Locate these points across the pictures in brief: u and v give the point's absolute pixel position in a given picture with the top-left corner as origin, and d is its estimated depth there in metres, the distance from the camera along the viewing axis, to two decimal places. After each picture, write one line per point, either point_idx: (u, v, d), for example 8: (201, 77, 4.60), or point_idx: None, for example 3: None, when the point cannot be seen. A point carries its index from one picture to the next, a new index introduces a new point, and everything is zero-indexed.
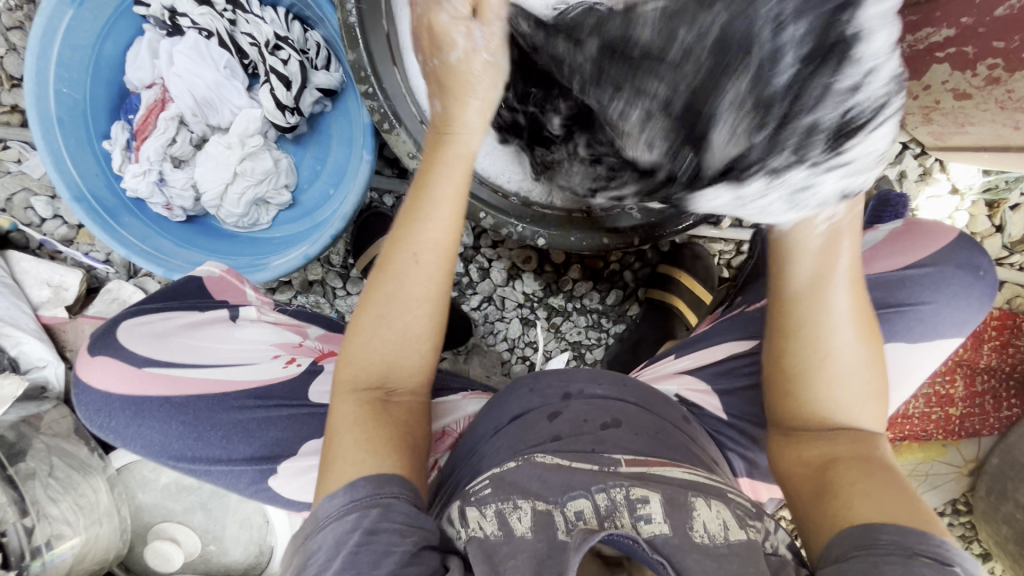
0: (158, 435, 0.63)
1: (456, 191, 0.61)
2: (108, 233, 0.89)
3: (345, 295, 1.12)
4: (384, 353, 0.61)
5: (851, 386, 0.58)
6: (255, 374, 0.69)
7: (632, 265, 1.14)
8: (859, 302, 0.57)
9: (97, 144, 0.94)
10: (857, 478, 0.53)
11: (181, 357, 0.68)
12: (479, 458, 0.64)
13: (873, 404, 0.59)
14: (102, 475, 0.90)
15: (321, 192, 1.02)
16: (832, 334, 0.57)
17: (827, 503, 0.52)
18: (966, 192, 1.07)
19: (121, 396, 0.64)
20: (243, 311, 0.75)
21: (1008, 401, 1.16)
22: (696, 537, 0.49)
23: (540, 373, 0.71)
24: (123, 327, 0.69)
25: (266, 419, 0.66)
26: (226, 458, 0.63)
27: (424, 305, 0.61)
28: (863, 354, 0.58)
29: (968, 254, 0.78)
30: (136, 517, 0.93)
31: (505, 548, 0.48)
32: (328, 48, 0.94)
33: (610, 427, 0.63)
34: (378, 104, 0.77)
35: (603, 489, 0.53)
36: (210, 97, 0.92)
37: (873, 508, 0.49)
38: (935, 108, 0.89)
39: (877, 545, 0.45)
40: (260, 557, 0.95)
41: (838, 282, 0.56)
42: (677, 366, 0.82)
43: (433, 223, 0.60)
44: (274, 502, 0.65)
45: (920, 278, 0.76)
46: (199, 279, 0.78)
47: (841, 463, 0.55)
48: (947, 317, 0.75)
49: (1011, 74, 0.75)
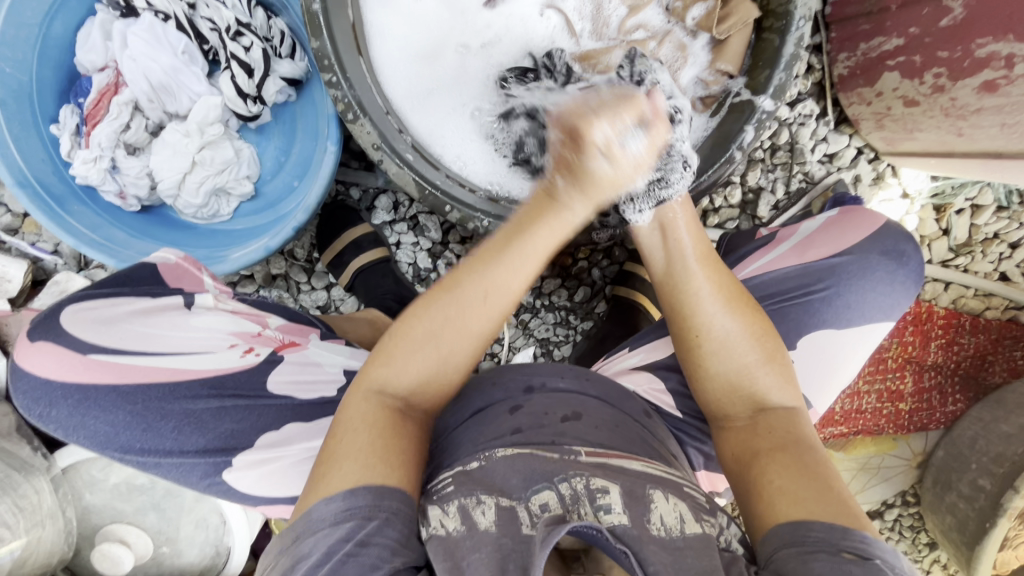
0: (105, 426, 0.57)
1: (541, 255, 0.59)
2: (54, 223, 0.85)
3: (310, 290, 1.11)
4: (422, 367, 0.60)
5: (747, 361, 0.64)
6: (207, 364, 0.63)
7: (599, 263, 1.15)
8: (716, 280, 0.66)
9: (45, 130, 0.90)
10: (778, 469, 0.56)
11: (133, 344, 0.61)
12: (441, 454, 0.64)
13: (771, 370, 0.64)
14: (44, 476, 0.85)
15: (285, 184, 1.00)
16: (712, 325, 0.64)
17: (758, 499, 0.55)
18: (916, 196, 1.13)
19: (64, 383, 0.57)
20: (202, 298, 0.67)
21: (952, 396, 1.22)
22: (653, 528, 0.50)
23: (501, 368, 0.72)
24: (66, 313, 0.60)
25: (219, 412, 0.60)
26: (177, 451, 0.58)
27: (475, 341, 0.60)
28: (753, 342, 0.64)
29: (894, 241, 0.81)
30: (83, 519, 0.89)
31: (467, 543, 0.49)
32: (294, 36, 0.91)
33: (570, 420, 0.63)
34: (343, 93, 0.74)
35: (565, 479, 0.54)
36: (167, 82, 0.88)
37: (796, 505, 0.52)
38: (887, 114, 0.93)
39: (805, 542, 0.48)
40: (216, 558, 0.93)
41: (691, 271, 0.66)
42: (633, 361, 0.83)
43: (513, 270, 0.58)
44: (230, 496, 0.60)
45: (845, 266, 0.79)
46: (152, 265, 0.70)
47: (764, 452, 0.58)
48: (875, 304, 0.78)
49: (954, 83, 0.77)
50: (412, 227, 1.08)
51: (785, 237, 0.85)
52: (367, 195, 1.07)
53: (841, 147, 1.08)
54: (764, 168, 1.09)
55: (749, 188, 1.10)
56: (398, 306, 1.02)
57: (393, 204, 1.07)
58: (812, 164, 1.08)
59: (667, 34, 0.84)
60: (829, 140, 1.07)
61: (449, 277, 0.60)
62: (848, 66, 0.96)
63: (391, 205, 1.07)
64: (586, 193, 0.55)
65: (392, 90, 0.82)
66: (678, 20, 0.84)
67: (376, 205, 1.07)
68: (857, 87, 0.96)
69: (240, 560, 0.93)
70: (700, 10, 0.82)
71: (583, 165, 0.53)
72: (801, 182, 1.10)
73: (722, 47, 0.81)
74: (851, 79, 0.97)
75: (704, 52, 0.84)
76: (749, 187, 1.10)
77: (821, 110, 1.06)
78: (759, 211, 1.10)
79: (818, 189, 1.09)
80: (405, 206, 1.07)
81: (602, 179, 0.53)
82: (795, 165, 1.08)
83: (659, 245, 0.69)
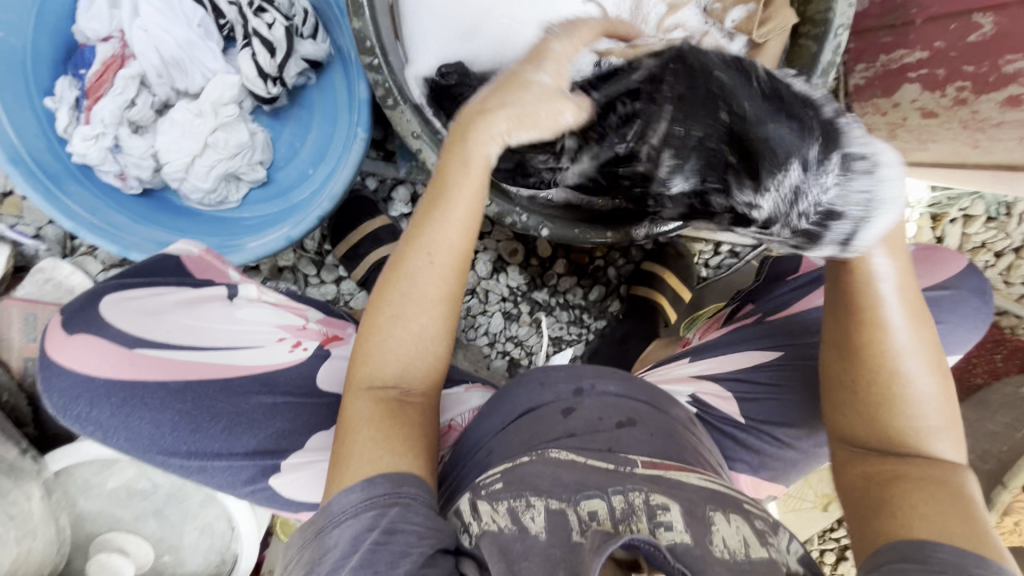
0: (150, 427, 0.54)
1: (472, 200, 0.55)
2: (50, 205, 0.78)
3: (319, 283, 1.05)
4: (405, 350, 0.55)
5: (927, 423, 0.54)
6: (257, 360, 0.62)
7: (614, 262, 1.15)
8: (922, 334, 0.53)
9: (38, 102, 0.82)
10: (919, 498, 0.50)
11: (179, 338, 0.60)
12: (488, 453, 0.61)
13: (949, 435, 0.54)
14: (37, 479, 0.78)
15: (299, 171, 0.95)
16: (908, 380, 0.53)
17: (887, 517, 0.50)
18: (916, 206, 1.16)
19: (108, 381, 0.54)
20: (244, 289, 0.67)
21: None
22: (718, 550, 0.47)
23: (545, 367, 0.68)
24: (107, 302, 0.59)
25: (272, 411, 0.59)
26: (226, 452, 0.56)
27: (439, 306, 0.55)
28: (942, 402, 0.54)
29: (981, 279, 0.75)
30: (76, 526, 0.82)
31: (518, 546, 0.47)
32: (317, 15, 0.86)
33: (625, 426, 0.61)
34: (383, 77, 0.71)
35: (620, 492, 0.51)
36: (180, 57, 0.83)
37: (936, 527, 0.47)
38: (902, 125, 0.94)
39: (930, 562, 0.45)
40: (221, 566, 0.88)
41: (894, 326, 0.52)
42: (692, 370, 0.78)
43: (450, 222, 0.55)
44: (271, 503, 0.58)
45: (940, 300, 0.72)
46: (177, 257, 0.66)
47: (906, 479, 0.52)
48: (958, 339, 0.73)
49: (978, 95, 0.82)
50: None
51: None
52: (384, 185, 1.04)
53: None
54: None
55: None
56: None
57: (410, 197, 1.03)
58: None
59: (705, 34, 0.84)
60: None
61: (393, 261, 0.56)
62: (866, 76, 0.98)
63: (409, 197, 1.03)
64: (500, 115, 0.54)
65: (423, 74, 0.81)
66: (716, 21, 0.85)
67: (394, 197, 1.04)
68: (873, 98, 0.97)
69: (247, 568, 0.88)
70: (740, 13, 0.83)
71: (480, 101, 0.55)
72: None
73: (760, 50, 0.81)
74: (868, 89, 0.98)
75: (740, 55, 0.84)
76: None
77: None
78: None
79: None
80: None
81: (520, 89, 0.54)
82: None
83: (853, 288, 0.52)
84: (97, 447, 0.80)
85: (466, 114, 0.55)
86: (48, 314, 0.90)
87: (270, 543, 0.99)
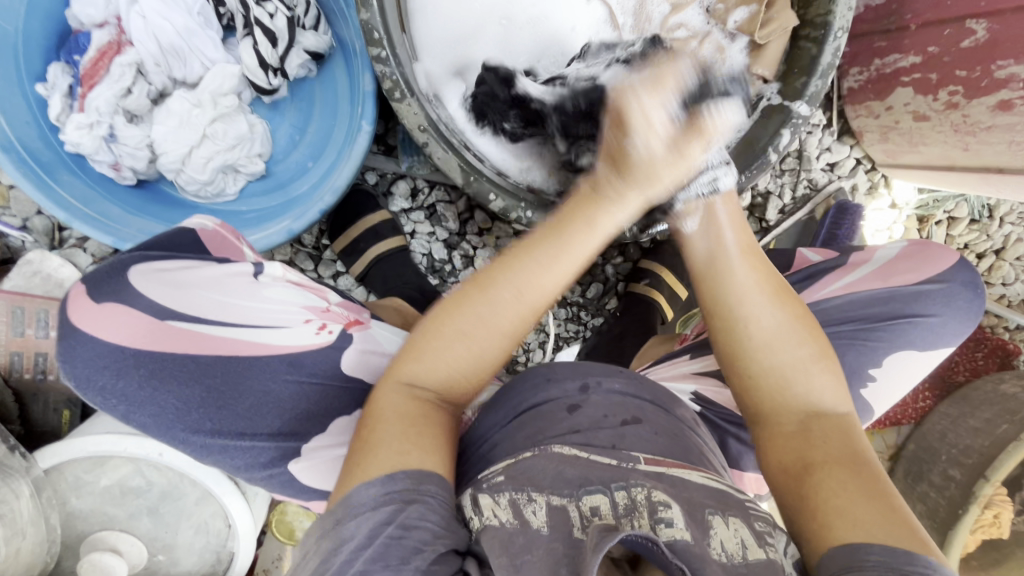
0: (176, 402, 0.55)
1: (583, 256, 0.55)
2: (42, 193, 0.76)
3: (317, 279, 1.05)
4: (456, 363, 0.55)
5: (795, 358, 0.59)
6: (284, 340, 0.61)
7: (613, 260, 1.16)
8: (758, 272, 0.62)
9: (30, 88, 0.81)
10: (838, 484, 0.50)
11: (208, 312, 0.59)
12: (492, 448, 0.60)
13: (824, 374, 0.59)
14: (25, 478, 0.75)
15: (298, 164, 0.94)
16: (752, 318, 0.60)
17: (811, 513, 0.50)
18: (903, 207, 1.19)
19: (138, 352, 0.55)
20: (270, 267, 0.65)
21: (923, 393, 1.28)
22: (715, 554, 0.44)
23: (554, 364, 0.66)
24: (135, 272, 0.58)
25: (298, 391, 0.60)
26: (250, 431, 0.58)
27: (503, 338, 0.55)
28: (807, 339, 0.60)
29: (974, 273, 0.77)
30: (67, 526, 0.80)
31: (521, 539, 0.45)
32: (319, 7, 0.84)
33: (630, 425, 0.59)
34: (391, 70, 0.71)
35: (623, 487, 0.50)
36: (179, 45, 0.81)
37: (857, 522, 0.47)
38: (894, 128, 0.99)
39: (864, 568, 0.44)
40: (217, 565, 0.86)
41: (733, 265, 0.62)
42: (691, 368, 0.78)
43: (547, 268, 0.54)
44: (287, 490, 0.59)
45: (930, 294, 0.75)
46: (193, 231, 0.65)
47: (820, 462, 0.53)
48: (950, 332, 0.75)
49: (969, 100, 0.83)
50: (429, 216, 1.04)
51: (860, 261, 0.80)
52: (385, 179, 1.03)
53: (842, 157, 1.13)
54: (773, 173, 1.13)
55: (759, 192, 1.14)
56: (419, 297, 0.97)
57: (411, 191, 1.03)
58: (817, 171, 1.14)
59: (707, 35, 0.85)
60: (833, 149, 1.12)
61: (473, 280, 0.56)
62: (859, 80, 1.01)
63: (410, 192, 1.03)
64: (627, 178, 0.52)
65: (427, 63, 0.79)
66: (718, 22, 0.85)
67: (394, 191, 1.03)
68: (867, 100, 1.01)
69: (243, 567, 0.86)
70: (742, 14, 0.83)
71: (624, 149, 0.51)
72: (806, 188, 1.15)
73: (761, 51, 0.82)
74: (861, 92, 1.02)
75: None
76: (758, 192, 1.14)
77: (827, 120, 1.11)
78: (767, 215, 1.14)
79: (822, 197, 1.15)
80: (424, 194, 1.03)
81: (639, 165, 0.51)
82: (802, 171, 1.13)
83: (701, 239, 0.64)
84: (90, 443, 0.78)
85: (615, 155, 0.52)
86: (37, 307, 0.87)
87: (265, 542, 0.98)
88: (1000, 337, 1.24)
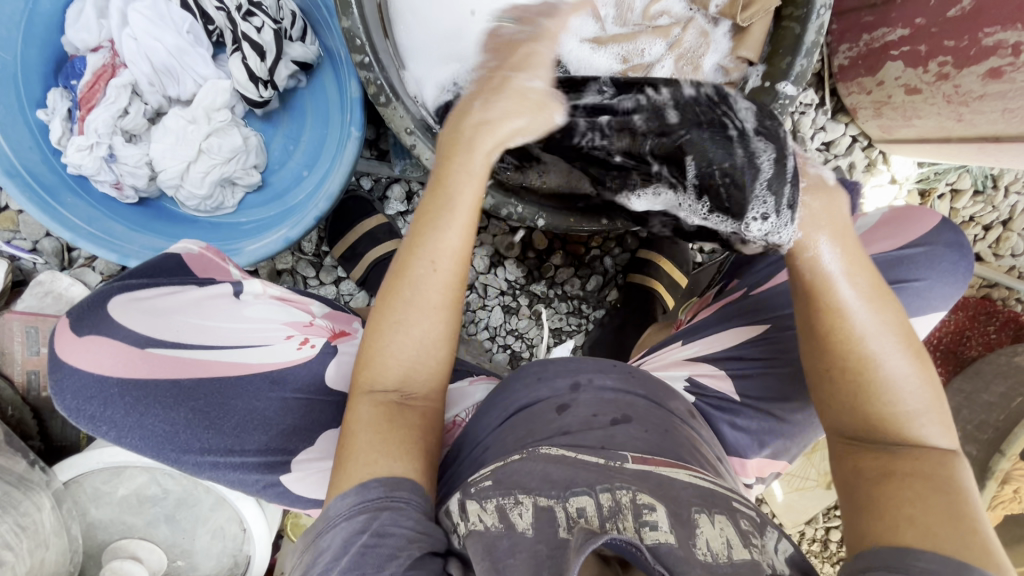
0: (164, 426, 0.55)
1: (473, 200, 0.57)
2: (48, 216, 0.79)
3: (318, 285, 1.06)
4: (405, 355, 0.56)
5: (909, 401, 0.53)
6: (268, 357, 0.64)
7: (611, 251, 1.16)
8: (885, 314, 0.54)
9: (31, 115, 0.84)
10: (910, 499, 0.48)
11: (190, 336, 0.61)
12: (484, 451, 0.60)
13: (932, 419, 0.53)
14: (45, 491, 0.78)
15: (294, 173, 0.95)
16: (877, 362, 0.53)
17: (878, 518, 0.48)
18: (903, 182, 1.17)
19: (122, 379, 0.55)
20: (249, 286, 0.69)
21: (935, 370, 1.24)
22: (700, 553, 0.45)
23: (544, 361, 0.67)
24: (116, 302, 0.59)
25: (286, 403, 0.62)
26: (238, 449, 0.59)
27: (441, 311, 0.57)
28: (923, 383, 0.53)
29: (955, 234, 0.76)
30: (88, 536, 0.83)
31: (504, 543, 0.46)
32: (305, 18, 0.86)
33: (620, 424, 0.58)
34: (375, 75, 0.72)
35: (607, 489, 0.49)
36: (171, 64, 0.84)
37: (924, 535, 0.45)
38: (887, 102, 0.98)
39: (911, 568, 0.43)
40: (234, 568, 0.88)
41: (853, 300, 0.54)
42: (687, 353, 0.79)
43: (449, 226, 0.57)
44: (283, 498, 0.62)
45: (916, 257, 0.74)
46: (179, 255, 0.68)
47: (901, 479, 0.50)
48: (938, 294, 0.74)
49: (959, 71, 0.82)
50: None
51: None
52: (380, 184, 1.04)
53: (838, 136, 1.12)
54: None
55: None
56: None
57: (406, 194, 1.04)
58: (812, 152, 1.13)
59: (690, 21, 0.84)
60: (827, 129, 1.12)
61: (392, 275, 0.58)
62: (849, 57, 1.00)
63: (405, 195, 1.04)
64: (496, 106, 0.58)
65: (410, 63, 0.82)
66: (700, 8, 0.84)
67: (390, 195, 1.04)
68: (858, 76, 1.00)
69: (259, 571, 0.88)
70: None
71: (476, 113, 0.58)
72: None
73: (744, 35, 0.81)
74: (852, 69, 1.01)
75: (725, 40, 0.84)
76: None
77: (820, 99, 1.10)
78: None
79: None
80: (419, 196, 1.04)
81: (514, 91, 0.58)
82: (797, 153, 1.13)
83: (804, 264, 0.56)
84: (105, 454, 0.81)
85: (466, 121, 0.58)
86: (49, 327, 0.90)
87: (281, 546, 1.00)
88: (1011, 309, 1.21)
